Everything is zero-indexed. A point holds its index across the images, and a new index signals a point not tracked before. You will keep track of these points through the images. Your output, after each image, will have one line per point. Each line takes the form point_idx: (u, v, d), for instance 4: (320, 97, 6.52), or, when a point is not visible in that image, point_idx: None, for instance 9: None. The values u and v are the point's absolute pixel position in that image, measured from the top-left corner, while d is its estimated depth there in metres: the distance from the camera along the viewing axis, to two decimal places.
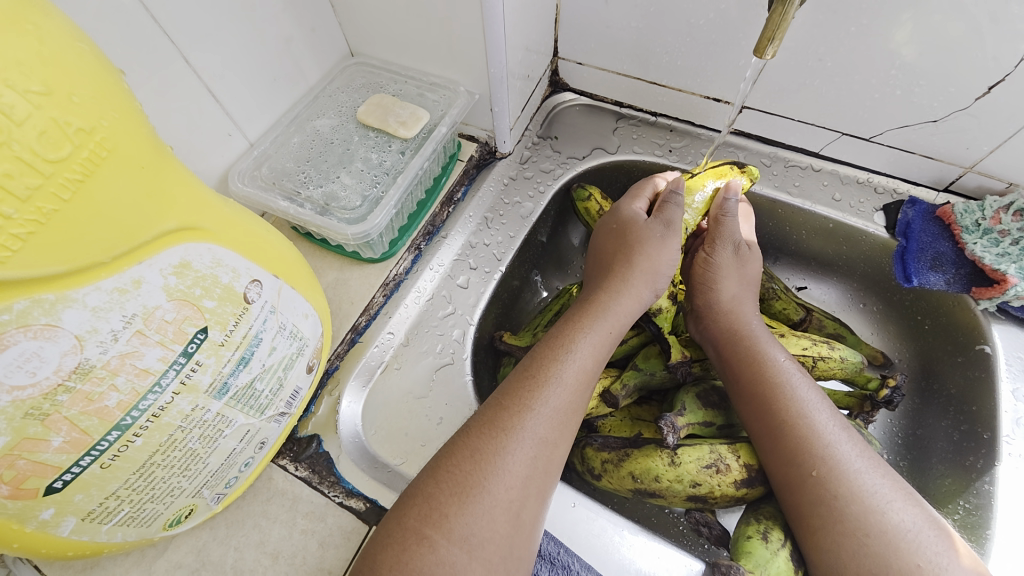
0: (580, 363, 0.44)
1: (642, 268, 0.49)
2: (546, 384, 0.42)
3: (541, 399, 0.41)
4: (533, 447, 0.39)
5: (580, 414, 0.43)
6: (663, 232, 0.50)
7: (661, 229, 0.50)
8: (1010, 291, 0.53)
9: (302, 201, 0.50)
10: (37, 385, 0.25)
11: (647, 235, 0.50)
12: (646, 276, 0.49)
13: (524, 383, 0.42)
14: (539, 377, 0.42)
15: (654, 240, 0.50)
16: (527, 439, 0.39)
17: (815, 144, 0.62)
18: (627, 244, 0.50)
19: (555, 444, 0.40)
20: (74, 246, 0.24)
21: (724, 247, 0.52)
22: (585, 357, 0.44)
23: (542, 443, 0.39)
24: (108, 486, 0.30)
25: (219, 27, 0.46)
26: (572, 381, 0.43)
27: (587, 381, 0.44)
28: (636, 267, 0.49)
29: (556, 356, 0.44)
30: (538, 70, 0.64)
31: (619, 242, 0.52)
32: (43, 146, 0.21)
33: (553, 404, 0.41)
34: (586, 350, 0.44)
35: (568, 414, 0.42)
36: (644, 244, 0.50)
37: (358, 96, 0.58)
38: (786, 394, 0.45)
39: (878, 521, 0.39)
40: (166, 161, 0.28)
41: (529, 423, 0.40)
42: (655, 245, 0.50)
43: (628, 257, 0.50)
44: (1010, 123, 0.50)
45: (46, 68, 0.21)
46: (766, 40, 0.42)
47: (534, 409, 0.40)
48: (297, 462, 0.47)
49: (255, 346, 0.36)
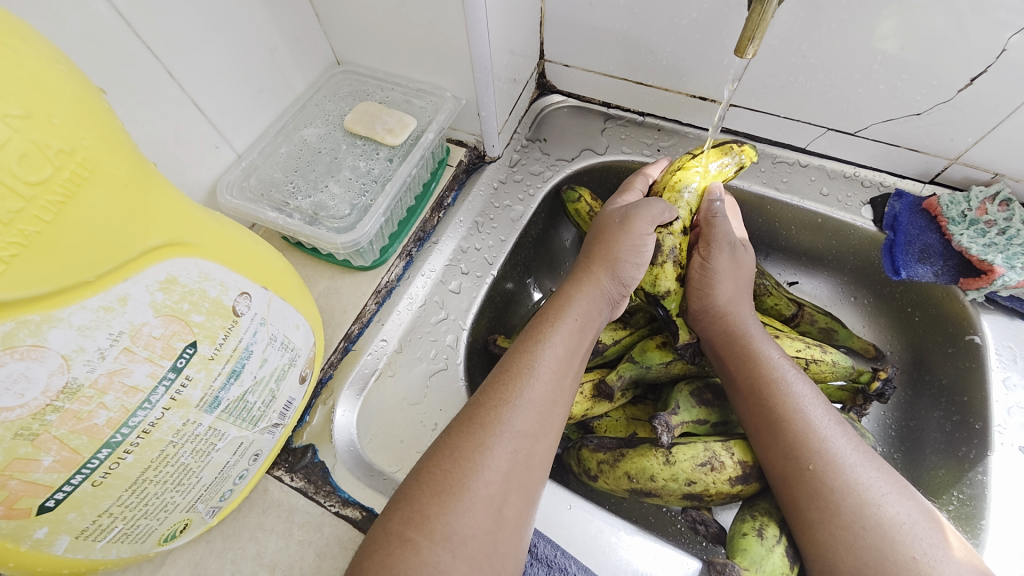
0: (552, 353, 0.44)
1: (607, 257, 0.49)
2: (520, 378, 0.42)
3: (516, 392, 0.42)
4: (513, 441, 0.39)
5: (561, 406, 0.43)
6: (623, 220, 0.50)
7: (621, 219, 0.50)
8: (998, 281, 0.53)
9: (291, 211, 0.50)
10: (26, 406, 0.25)
11: (615, 227, 0.51)
12: (607, 265, 0.49)
13: (501, 378, 0.43)
14: (513, 370, 0.43)
15: (616, 230, 0.50)
16: (506, 433, 0.39)
17: (802, 139, 0.63)
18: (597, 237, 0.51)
19: (535, 437, 0.40)
20: (58, 267, 0.24)
21: (722, 248, 0.50)
22: (556, 347, 0.45)
23: (520, 436, 0.40)
24: (100, 504, 0.30)
25: (203, 40, 0.46)
26: (545, 372, 0.43)
27: (562, 371, 0.44)
28: (600, 259, 0.50)
29: (529, 349, 0.44)
30: (525, 73, 0.65)
31: (596, 236, 0.52)
32: (23, 168, 0.21)
33: (528, 395, 0.42)
34: (557, 342, 0.45)
35: (546, 406, 0.42)
36: (606, 234, 0.51)
37: (345, 104, 0.59)
38: (781, 389, 0.45)
39: (873, 515, 0.39)
40: (149, 177, 0.28)
41: (505, 417, 0.40)
42: (618, 234, 0.49)
43: (592, 251, 0.51)
44: (994, 115, 0.50)
45: (25, 91, 0.21)
46: (746, 39, 0.42)
47: (511, 402, 0.41)
48: (293, 472, 0.47)
49: (245, 358, 0.36)
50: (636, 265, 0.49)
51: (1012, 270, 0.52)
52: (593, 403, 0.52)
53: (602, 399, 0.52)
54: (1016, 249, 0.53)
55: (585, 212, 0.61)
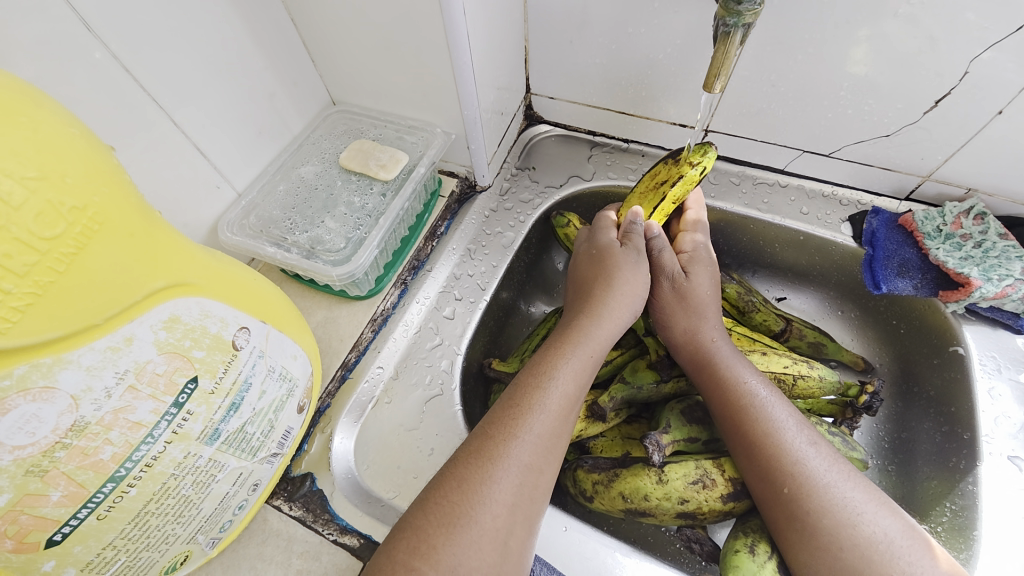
0: (563, 389, 0.45)
1: (620, 292, 0.51)
2: (530, 412, 0.43)
3: (525, 426, 0.42)
4: (519, 475, 0.40)
5: (564, 439, 0.44)
6: (637, 258, 0.52)
7: (634, 255, 0.52)
8: (976, 292, 0.55)
9: (289, 246, 0.52)
10: (36, 444, 0.26)
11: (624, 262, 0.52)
12: (623, 301, 0.51)
13: (509, 412, 0.43)
14: (524, 405, 0.44)
15: (629, 265, 0.52)
16: (513, 467, 0.40)
17: (780, 161, 0.65)
18: (605, 270, 0.52)
19: (540, 470, 0.42)
20: (70, 313, 0.26)
21: (662, 282, 0.54)
22: (567, 383, 0.46)
23: (527, 469, 0.41)
24: (104, 537, 0.32)
25: (205, 89, 0.49)
26: (555, 407, 0.44)
27: (569, 406, 0.45)
28: (614, 291, 0.51)
29: (539, 384, 0.45)
30: (512, 106, 0.68)
31: (591, 273, 0.54)
32: (39, 225, 0.23)
33: (537, 430, 0.42)
34: (567, 376, 0.46)
35: (552, 440, 0.43)
36: (620, 270, 0.52)
37: (340, 142, 0.62)
38: (754, 414, 0.45)
39: (850, 536, 0.40)
40: (154, 225, 0.30)
41: (513, 450, 0.41)
42: (631, 270, 0.52)
43: (606, 282, 0.52)
44: (961, 133, 0.53)
45: (41, 155, 0.24)
46: (713, 75, 0.45)
47: (519, 437, 0.42)
48: (291, 501, 0.48)
49: (244, 390, 0.37)
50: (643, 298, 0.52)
51: (988, 282, 0.54)
52: (588, 423, 0.54)
53: (596, 420, 0.53)
54: (992, 261, 0.55)
55: (574, 236, 0.63)
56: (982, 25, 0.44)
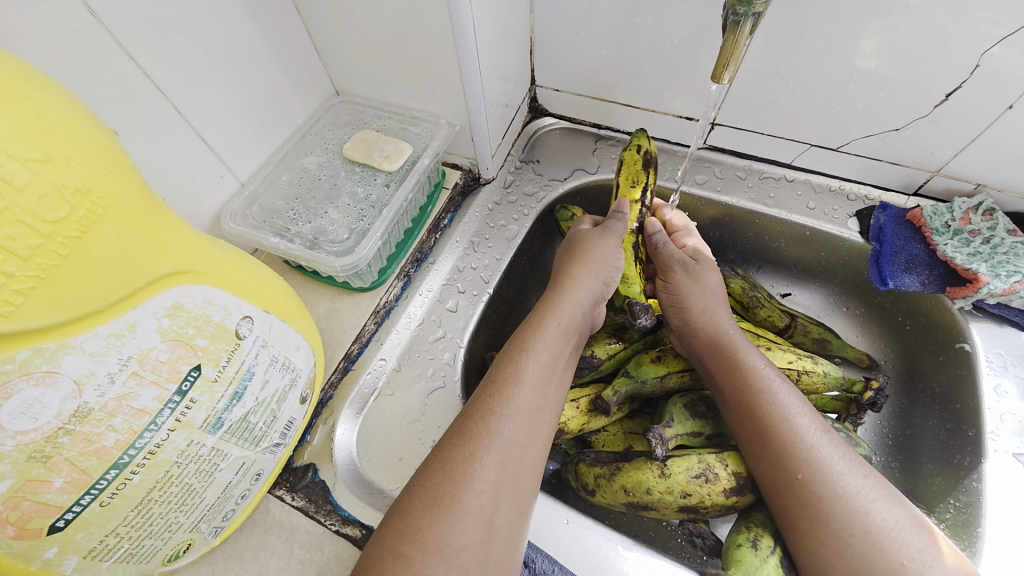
0: (535, 360, 0.45)
1: (586, 262, 0.52)
2: (506, 388, 0.43)
3: (502, 402, 0.43)
4: (501, 450, 0.40)
5: (546, 414, 0.44)
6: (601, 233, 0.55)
7: (600, 232, 0.55)
8: (983, 289, 0.54)
9: (292, 236, 0.52)
10: (39, 429, 0.26)
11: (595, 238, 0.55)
12: (591, 271, 0.52)
13: (488, 390, 0.44)
14: (499, 382, 0.44)
15: (594, 239, 0.54)
16: (494, 443, 0.40)
17: (786, 155, 0.64)
18: (576, 245, 0.55)
19: (523, 445, 0.41)
20: (73, 297, 0.25)
21: (675, 268, 0.55)
22: (541, 355, 0.46)
23: (508, 445, 0.41)
24: (108, 524, 0.32)
25: (208, 77, 0.49)
26: (531, 380, 0.44)
27: (545, 379, 0.45)
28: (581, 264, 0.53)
29: (514, 359, 0.45)
30: (517, 98, 0.67)
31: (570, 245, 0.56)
32: (42, 208, 0.23)
33: (514, 404, 0.43)
34: (540, 348, 0.46)
35: (531, 413, 0.43)
36: (588, 245, 0.54)
37: (344, 133, 0.61)
38: (768, 398, 0.46)
39: (863, 522, 0.39)
40: (158, 211, 0.30)
41: (493, 427, 0.41)
42: (598, 245, 0.54)
43: (575, 257, 0.54)
44: (972, 127, 0.52)
45: (44, 137, 0.23)
46: (722, 65, 0.45)
47: (499, 413, 0.42)
48: (293, 492, 0.48)
49: (247, 379, 0.37)
50: (612, 268, 0.53)
51: (996, 278, 0.54)
52: (590, 417, 0.53)
53: (599, 414, 0.53)
54: (1001, 257, 0.54)
55: None
56: (993, 18, 0.44)
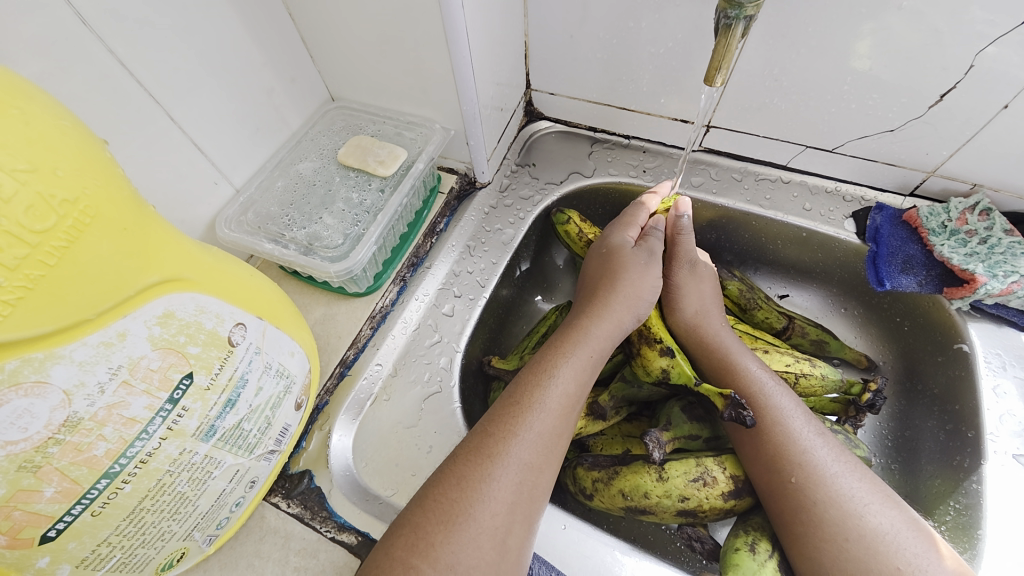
0: (563, 389, 0.45)
1: (625, 293, 0.51)
2: (529, 410, 0.43)
3: (524, 425, 0.42)
4: (518, 473, 0.40)
5: (565, 438, 0.44)
6: (646, 260, 0.54)
7: (645, 256, 0.54)
8: (981, 289, 0.54)
9: (287, 242, 0.52)
10: (29, 439, 0.26)
11: (633, 263, 0.53)
12: (628, 302, 0.51)
13: (508, 409, 0.43)
14: (523, 404, 0.43)
15: (638, 266, 0.53)
16: (512, 465, 0.40)
17: (782, 158, 0.64)
18: (613, 270, 0.53)
19: (540, 469, 0.41)
20: (61, 307, 0.25)
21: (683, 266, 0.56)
22: (568, 382, 0.45)
23: (526, 468, 0.40)
24: (99, 534, 0.31)
25: (201, 85, 0.49)
26: (555, 406, 0.44)
27: (570, 406, 0.45)
28: (618, 290, 0.51)
29: (539, 382, 0.45)
30: (512, 101, 0.67)
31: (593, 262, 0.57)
32: (29, 218, 0.23)
33: (536, 429, 0.42)
34: (568, 375, 0.46)
35: (552, 439, 0.43)
36: (627, 269, 0.53)
37: (338, 138, 0.62)
38: (762, 402, 0.46)
39: (856, 526, 0.40)
40: (147, 217, 0.30)
41: (512, 449, 0.41)
42: (638, 271, 0.53)
43: (611, 283, 0.52)
44: (966, 127, 0.52)
45: (31, 148, 0.23)
46: (714, 69, 0.45)
47: (519, 435, 0.41)
48: (289, 499, 0.48)
49: (241, 387, 0.37)
50: (647, 303, 0.52)
51: (993, 278, 0.53)
52: (588, 422, 0.52)
53: (596, 419, 0.52)
54: (998, 257, 0.54)
55: (574, 233, 0.63)
56: (988, 18, 0.44)
